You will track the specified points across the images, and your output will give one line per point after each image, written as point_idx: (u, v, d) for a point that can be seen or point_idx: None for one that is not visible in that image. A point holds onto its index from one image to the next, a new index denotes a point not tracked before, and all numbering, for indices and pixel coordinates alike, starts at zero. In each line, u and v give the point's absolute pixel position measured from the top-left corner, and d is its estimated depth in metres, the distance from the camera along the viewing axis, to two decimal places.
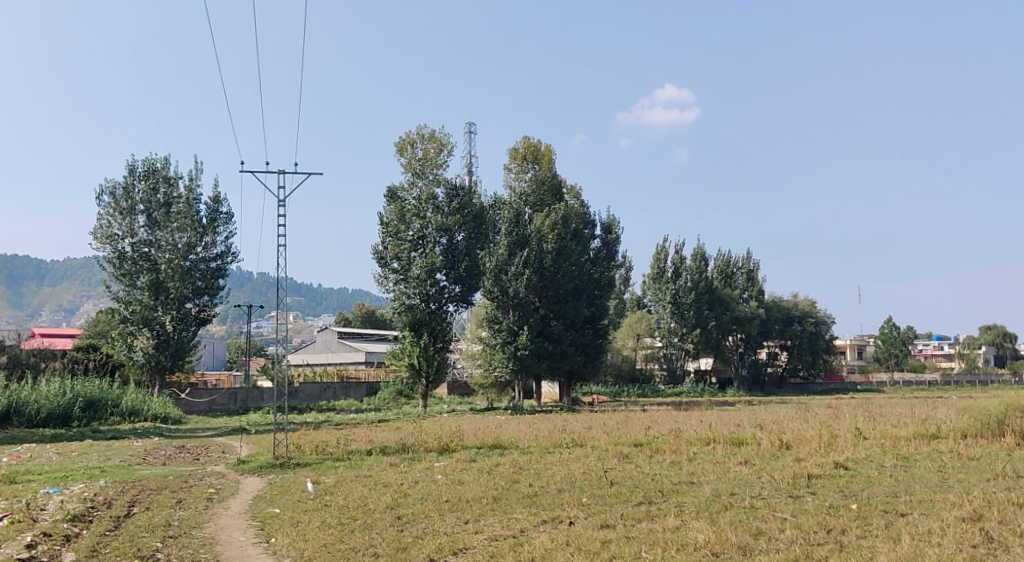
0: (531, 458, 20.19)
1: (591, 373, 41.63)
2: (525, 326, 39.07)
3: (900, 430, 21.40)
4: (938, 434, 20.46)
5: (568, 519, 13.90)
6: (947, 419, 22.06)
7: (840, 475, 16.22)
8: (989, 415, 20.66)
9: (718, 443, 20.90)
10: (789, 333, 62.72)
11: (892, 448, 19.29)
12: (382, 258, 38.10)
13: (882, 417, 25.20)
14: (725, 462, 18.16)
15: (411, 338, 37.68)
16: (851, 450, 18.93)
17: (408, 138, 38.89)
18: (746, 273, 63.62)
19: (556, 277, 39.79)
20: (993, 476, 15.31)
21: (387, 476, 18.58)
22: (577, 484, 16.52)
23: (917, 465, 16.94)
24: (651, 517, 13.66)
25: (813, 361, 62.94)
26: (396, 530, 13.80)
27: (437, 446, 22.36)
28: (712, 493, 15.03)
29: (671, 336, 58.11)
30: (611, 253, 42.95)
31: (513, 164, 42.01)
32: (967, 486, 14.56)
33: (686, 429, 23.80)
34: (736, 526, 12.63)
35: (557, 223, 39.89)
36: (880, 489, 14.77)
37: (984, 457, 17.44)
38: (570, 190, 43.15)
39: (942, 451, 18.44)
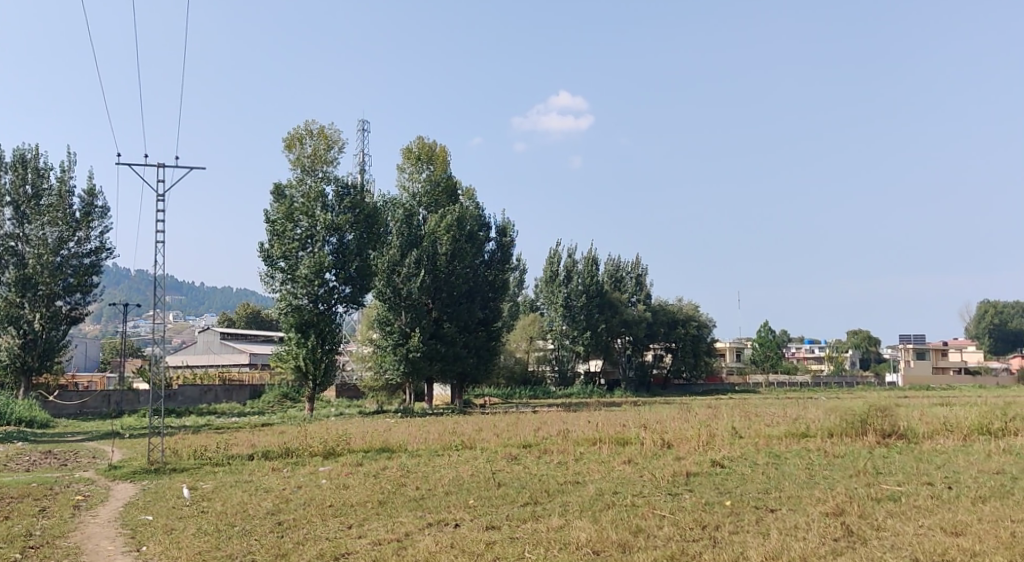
0: (419, 461, 20.07)
1: (483, 375, 41.83)
2: (417, 328, 38.82)
3: (772, 429, 22.39)
4: (807, 432, 21.52)
5: (453, 521, 13.92)
6: (815, 419, 23.24)
7: (716, 473, 16.85)
8: (853, 414, 21.87)
9: (604, 442, 21.36)
10: (674, 336, 64.45)
11: (766, 446, 20.17)
12: (269, 257, 37.17)
13: (758, 417, 26.29)
14: (610, 461, 18.59)
15: (298, 340, 36.82)
16: (727, 449, 19.70)
17: (297, 133, 38.09)
18: (635, 277, 65.34)
19: (450, 279, 39.69)
20: (855, 473, 16.24)
21: (268, 481, 18.14)
22: (464, 486, 16.55)
23: (787, 462, 17.79)
24: (535, 517, 13.84)
25: (695, 363, 65.22)
26: (277, 536, 13.51)
27: (322, 450, 21.95)
28: (595, 491, 15.37)
29: (563, 339, 59.12)
30: (506, 256, 43.18)
31: (407, 164, 41.85)
32: (832, 483, 15.38)
33: (574, 429, 24.18)
34: (617, 523, 12.95)
35: (451, 225, 39.79)
36: (753, 486, 15.44)
37: (848, 455, 18.51)
38: (466, 192, 43.18)
39: (810, 449, 19.42)
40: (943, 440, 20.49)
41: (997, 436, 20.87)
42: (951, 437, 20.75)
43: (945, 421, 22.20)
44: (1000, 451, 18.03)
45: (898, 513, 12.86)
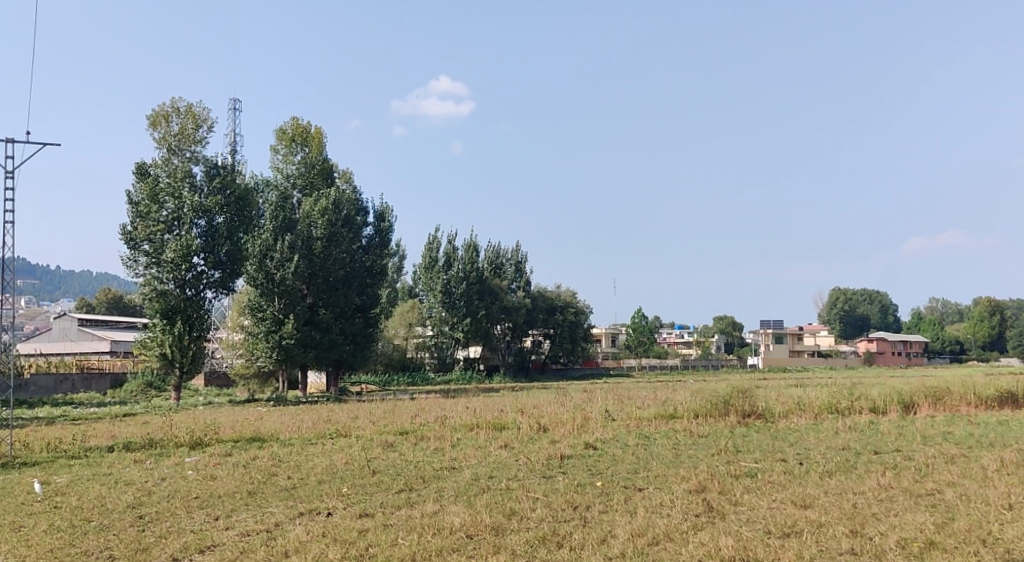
0: (292, 450, 19.65)
1: (359, 362, 41.31)
2: (292, 315, 37.84)
3: (643, 411, 23.13)
4: (675, 413, 22.34)
5: (326, 510, 13.71)
6: (683, 401, 24.18)
7: (589, 455, 17.28)
8: (717, 395, 22.90)
9: (481, 428, 21.52)
10: (552, 322, 65.49)
11: (637, 428, 20.81)
12: (131, 240, 35.37)
13: (630, 400, 27.11)
14: (487, 446, 18.76)
15: (163, 326, 35.27)
16: (600, 431, 20.24)
17: (162, 110, 36.40)
18: (514, 265, 65.91)
19: (326, 264, 38.91)
20: (717, 451, 17.05)
21: (130, 473, 17.34)
22: (338, 474, 16.33)
23: (656, 443, 18.43)
24: (410, 503, 13.82)
25: (572, 348, 66.61)
26: (137, 529, 12.96)
27: (189, 440, 21.16)
28: (471, 476, 15.49)
29: (442, 326, 59.03)
30: (384, 241, 42.87)
31: (280, 145, 40.74)
32: (696, 461, 16.08)
33: (452, 415, 24.21)
34: (491, 507, 13.09)
35: (327, 209, 39.08)
36: (623, 466, 15.93)
37: (711, 434, 19.38)
38: (342, 175, 42.51)
39: (678, 430, 20.21)
40: (797, 418, 21.77)
41: (844, 414, 22.35)
42: (804, 416, 22.05)
43: (800, 401, 23.58)
44: (847, 428, 19.31)
45: (754, 488, 13.57)
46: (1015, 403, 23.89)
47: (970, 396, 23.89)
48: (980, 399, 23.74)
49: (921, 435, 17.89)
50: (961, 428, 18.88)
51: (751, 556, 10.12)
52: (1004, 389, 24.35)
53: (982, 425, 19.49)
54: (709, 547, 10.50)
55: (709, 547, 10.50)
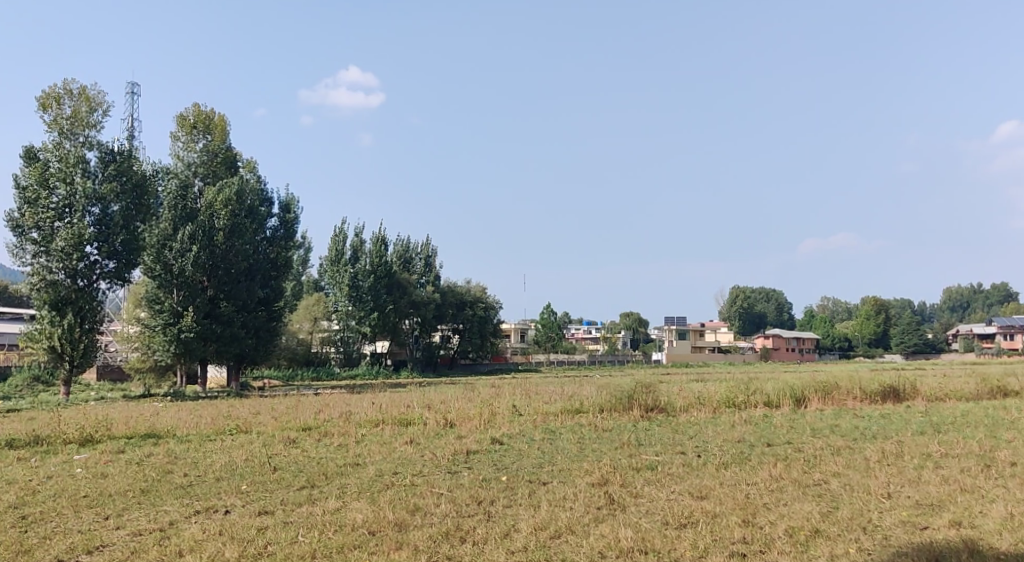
0: (188, 447, 19.03)
1: (262, 356, 40.39)
2: (191, 308, 36.66)
3: (550, 406, 23.33)
4: (581, 408, 22.62)
5: (223, 508, 13.35)
6: (589, 395, 24.49)
7: (495, 450, 17.33)
8: (622, 390, 23.32)
9: (386, 424, 21.32)
10: (461, 317, 65.38)
11: (543, 423, 20.99)
12: (18, 227, 33.59)
13: (537, 395, 27.31)
14: (392, 441, 18.59)
15: (51, 318, 33.63)
16: (506, 426, 20.33)
17: (54, 92, 34.68)
18: (424, 259, 65.56)
19: (228, 256, 37.74)
20: (620, 445, 17.35)
21: (12, 472, 16.47)
22: (237, 471, 15.92)
23: (561, 437, 18.63)
24: (312, 500, 13.59)
25: (481, 344, 66.54)
26: (19, 531, 12.34)
27: (78, 437, 20.25)
28: (375, 472, 15.34)
29: (348, 319, 58.51)
30: (289, 233, 41.99)
31: (181, 132, 39.38)
32: (600, 455, 16.33)
33: (357, 411, 23.90)
34: (395, 503, 13.00)
35: (230, 200, 37.91)
36: (528, 461, 16.03)
37: (615, 428, 19.72)
38: (246, 164, 41.42)
39: (583, 424, 20.47)
40: (697, 412, 22.37)
41: (741, 408, 23.10)
42: (704, 410, 22.68)
43: (700, 395, 24.23)
44: (743, 422, 19.97)
45: (654, 480, 13.88)
46: (897, 396, 25.17)
47: (857, 390, 25.04)
48: (866, 393, 24.92)
49: (811, 428, 18.64)
50: (848, 421, 19.77)
51: (649, 547, 10.35)
52: (887, 384, 25.60)
53: (867, 418, 20.46)
54: (609, 539, 10.69)
55: (609, 539, 10.69)
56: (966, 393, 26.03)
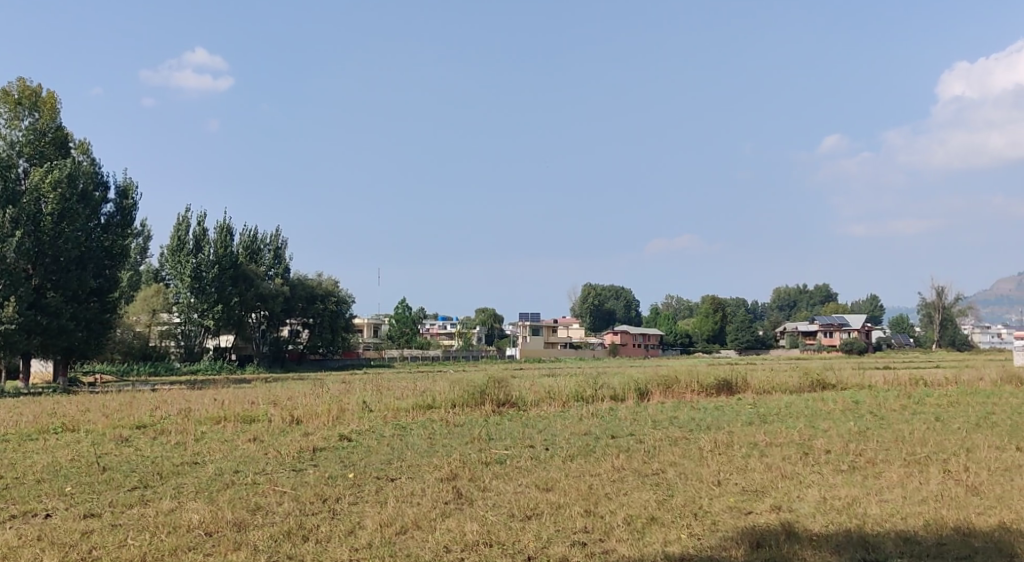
0: (6, 447, 17.59)
1: (93, 350, 38.02)
2: (13, 298, 33.92)
3: (401, 402, 23.17)
4: (433, 403, 22.60)
5: (45, 512, 12.46)
6: (441, 391, 24.51)
7: (342, 447, 17.06)
8: (475, 385, 23.50)
9: (229, 421, 20.54)
10: (312, 311, 63.95)
11: (393, 419, 20.81)
12: None
13: (388, 391, 27.10)
14: (234, 439, 17.91)
15: None
16: (355, 423, 20.02)
17: None
18: (273, 251, 63.71)
19: (57, 243, 35.22)
20: (470, 440, 17.46)
21: None
22: (62, 472, 14.90)
23: (412, 433, 18.53)
24: (144, 502, 12.90)
25: (332, 338, 65.15)
26: None
27: None
28: (215, 471, 14.75)
29: (190, 312, 55.79)
30: (127, 221, 39.62)
31: (4, 108, 36.29)
32: (449, 450, 16.39)
33: (198, 408, 22.90)
34: (234, 503, 12.53)
35: (60, 182, 35.19)
36: (376, 457, 15.86)
37: (465, 424, 19.82)
38: (79, 145, 38.81)
39: (433, 420, 20.46)
40: (547, 406, 22.86)
41: (589, 402, 23.77)
42: (553, 404, 23.19)
43: (549, 390, 24.75)
44: (590, 415, 20.55)
45: (502, 474, 14.06)
46: (730, 389, 26.63)
47: (694, 384, 26.28)
48: (702, 387, 26.23)
49: (652, 420, 19.43)
50: (685, 413, 20.76)
51: (494, 540, 10.48)
52: (723, 378, 27.03)
53: (703, 410, 21.55)
54: (455, 533, 10.74)
55: (455, 533, 10.74)
56: (791, 387, 27.88)
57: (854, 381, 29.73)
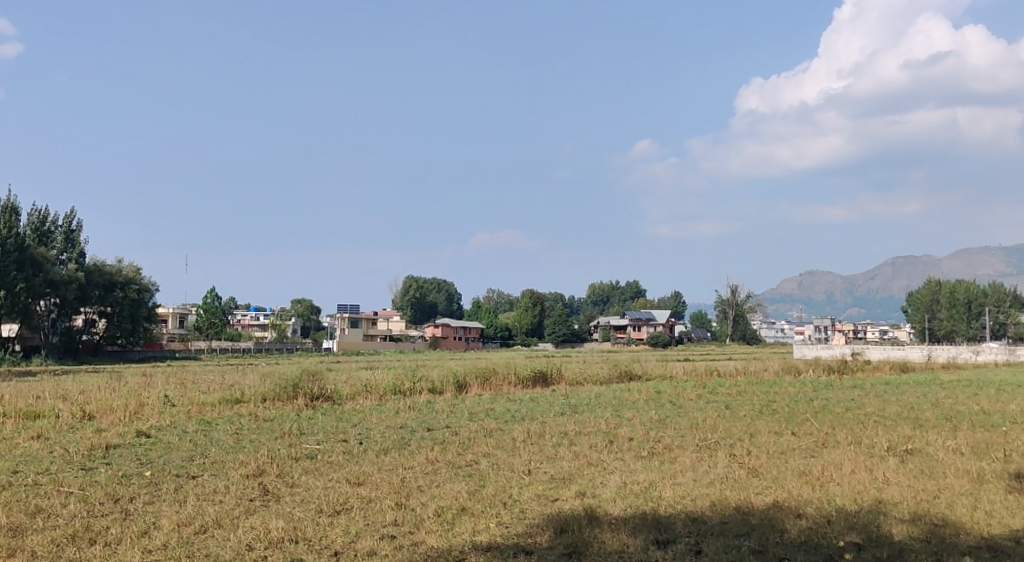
0: None
1: None
2: None
3: (207, 396, 22.11)
4: (241, 397, 21.75)
5: None
6: (250, 384, 23.64)
7: (140, 443, 16.06)
8: (287, 378, 22.84)
9: (9, 418, 18.79)
10: (110, 299, 59.66)
11: (198, 414, 19.82)
12: None
13: (193, 384, 25.77)
14: (13, 438, 16.41)
15: None
16: (156, 418, 18.90)
17: None
18: (65, 233, 58.96)
19: None
20: (280, 435, 16.96)
21: None
22: None
23: (217, 429, 17.72)
24: None
25: (133, 328, 61.13)
26: None
27: None
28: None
29: None
30: None
31: None
32: (258, 445, 15.83)
33: None
34: (11, 506, 11.50)
35: None
36: (177, 454, 15.06)
37: (276, 418, 19.22)
38: None
39: (242, 414, 19.69)
40: (362, 400, 22.58)
41: (406, 395, 23.73)
42: (369, 397, 22.96)
43: (366, 383, 24.50)
44: (406, 408, 20.55)
45: (312, 469, 13.77)
46: (545, 381, 27.46)
47: (511, 376, 26.89)
48: (518, 378, 26.86)
49: (468, 412, 19.67)
50: (500, 404, 21.22)
51: (299, 536, 10.24)
52: (538, 370, 27.83)
53: (517, 401, 22.10)
54: (259, 531, 10.41)
55: (259, 531, 10.42)
56: (601, 378, 29.16)
57: (658, 372, 31.52)
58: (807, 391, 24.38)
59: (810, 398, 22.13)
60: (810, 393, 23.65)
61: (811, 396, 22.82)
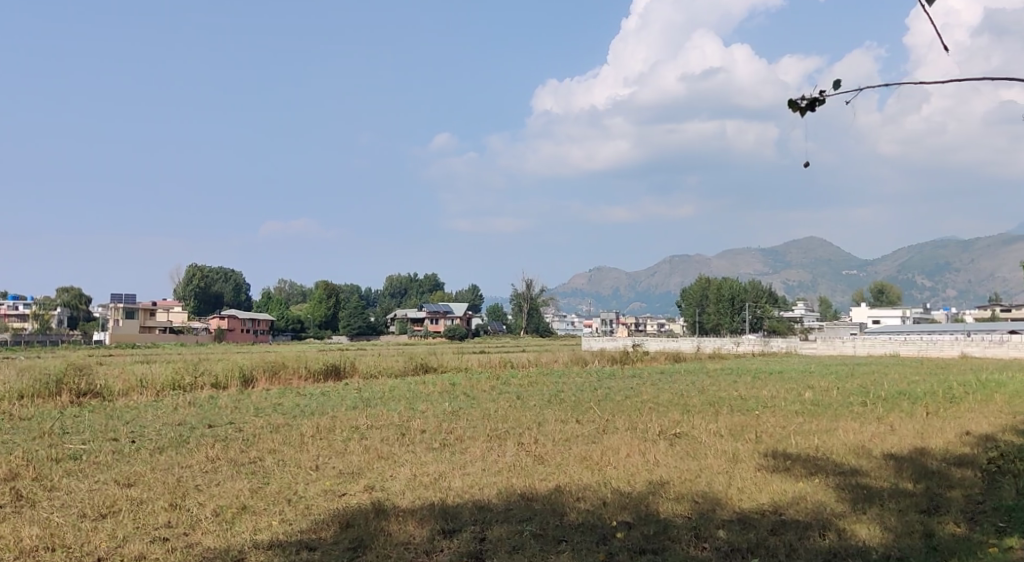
0: None
1: None
2: None
3: None
4: None
5: None
6: (5, 380, 21.41)
7: None
8: (49, 374, 20.93)
9: None
10: None
11: None
12: None
13: None
14: None
15: None
16: None
17: None
18: None
19: None
20: (39, 435, 15.50)
21: None
22: None
23: None
24: None
25: None
26: None
27: None
28: None
29: None
30: None
31: None
32: (12, 447, 14.38)
33: None
34: None
35: None
36: None
37: (36, 417, 17.55)
38: None
39: None
40: (137, 396, 21.13)
41: (186, 390, 22.47)
42: (145, 393, 21.54)
43: (142, 378, 22.95)
44: (186, 404, 19.46)
45: (76, 471, 12.72)
46: (337, 374, 26.98)
47: (301, 370, 26.19)
48: (308, 372, 26.21)
49: (254, 408, 18.96)
50: (289, 399, 20.64)
51: (57, 543, 9.45)
52: (330, 363, 27.29)
53: (307, 395, 21.58)
54: (8, 540, 9.49)
55: (10, 540, 9.50)
56: (395, 370, 29.11)
57: (453, 364, 31.90)
58: (592, 381, 25.64)
59: (594, 388, 23.31)
60: (594, 383, 24.89)
61: (595, 386, 24.02)
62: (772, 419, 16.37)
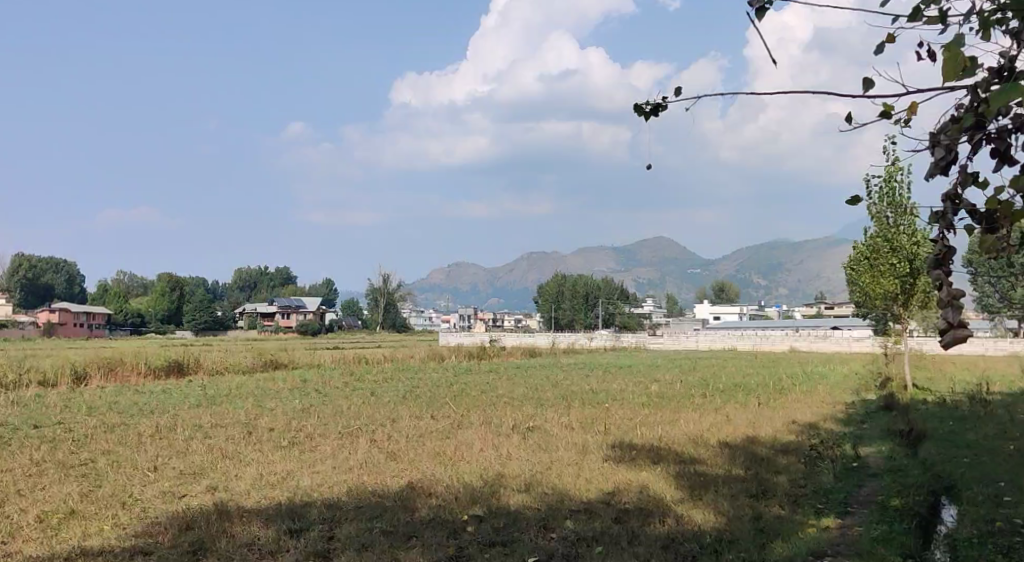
0: None
1: None
2: None
3: None
4: None
5: None
6: None
7: None
8: None
9: None
10: None
11: None
12: None
13: None
14: None
15: None
16: None
17: None
18: None
19: None
20: None
21: None
22: None
23: None
24: None
25: None
26: None
27: None
28: None
29: None
30: None
31: None
32: None
33: None
34: None
35: None
36: None
37: None
38: None
39: None
40: None
41: (9, 389, 20.82)
42: None
43: None
44: (9, 403, 18.03)
45: None
46: (180, 370, 25.76)
47: (141, 366, 24.84)
48: (148, 369, 24.87)
49: (86, 407, 17.80)
50: (127, 397, 19.53)
51: None
52: (172, 359, 26.02)
53: (147, 393, 20.49)
54: None
55: None
56: (243, 367, 28.12)
57: (305, 360, 31.16)
58: (447, 376, 25.71)
59: (449, 383, 23.38)
60: (449, 378, 24.99)
61: (450, 381, 24.11)
62: (620, 412, 16.96)
